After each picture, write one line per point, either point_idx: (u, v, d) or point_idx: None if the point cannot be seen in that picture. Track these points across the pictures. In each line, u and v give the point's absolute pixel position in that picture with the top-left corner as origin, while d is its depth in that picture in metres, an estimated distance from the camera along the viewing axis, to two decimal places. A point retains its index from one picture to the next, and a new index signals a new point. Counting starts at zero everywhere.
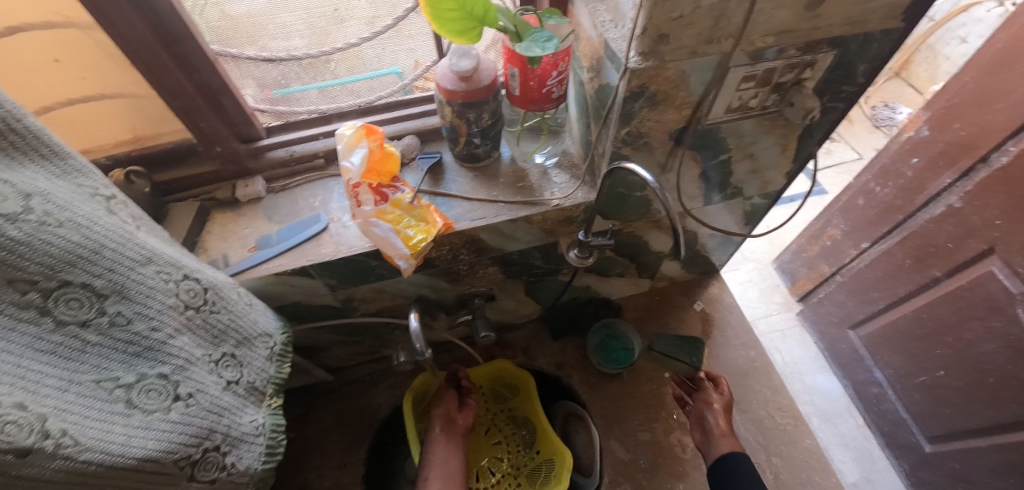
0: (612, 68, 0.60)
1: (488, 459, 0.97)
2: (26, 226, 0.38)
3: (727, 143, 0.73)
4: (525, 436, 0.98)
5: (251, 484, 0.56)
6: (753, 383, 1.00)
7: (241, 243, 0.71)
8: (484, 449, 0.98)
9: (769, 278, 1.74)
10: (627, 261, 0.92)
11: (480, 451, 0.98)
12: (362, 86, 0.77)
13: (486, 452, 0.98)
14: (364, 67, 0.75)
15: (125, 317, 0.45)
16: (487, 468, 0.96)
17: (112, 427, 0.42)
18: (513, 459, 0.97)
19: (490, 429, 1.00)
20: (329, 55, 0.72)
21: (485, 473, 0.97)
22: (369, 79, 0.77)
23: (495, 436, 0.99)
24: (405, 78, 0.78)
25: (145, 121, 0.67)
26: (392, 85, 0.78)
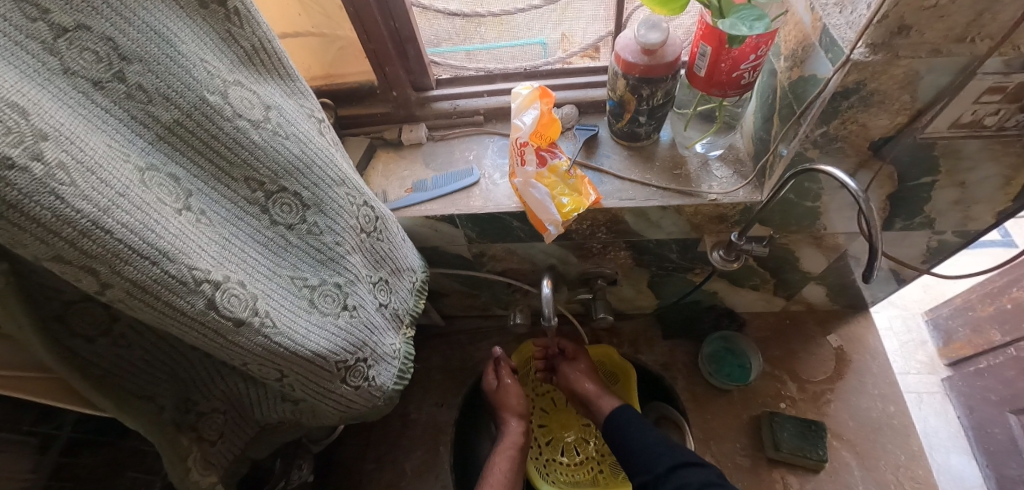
0: (827, 59, 0.52)
1: (575, 437, 1.02)
2: (263, 133, 0.45)
3: (938, 164, 0.62)
4: None
5: (382, 399, 0.62)
6: (885, 441, 0.88)
7: (400, 183, 0.77)
8: (573, 426, 1.04)
9: (915, 331, 1.52)
10: (767, 274, 0.87)
11: (568, 426, 1.04)
12: (505, 53, 0.77)
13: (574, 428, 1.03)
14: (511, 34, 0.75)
15: (319, 227, 0.51)
16: (573, 444, 1.01)
17: (299, 319, 0.47)
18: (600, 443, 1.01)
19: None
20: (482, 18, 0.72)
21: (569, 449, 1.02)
22: (511, 47, 0.76)
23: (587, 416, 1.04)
24: (547, 50, 0.77)
25: (339, 61, 0.74)
26: (534, 55, 0.77)
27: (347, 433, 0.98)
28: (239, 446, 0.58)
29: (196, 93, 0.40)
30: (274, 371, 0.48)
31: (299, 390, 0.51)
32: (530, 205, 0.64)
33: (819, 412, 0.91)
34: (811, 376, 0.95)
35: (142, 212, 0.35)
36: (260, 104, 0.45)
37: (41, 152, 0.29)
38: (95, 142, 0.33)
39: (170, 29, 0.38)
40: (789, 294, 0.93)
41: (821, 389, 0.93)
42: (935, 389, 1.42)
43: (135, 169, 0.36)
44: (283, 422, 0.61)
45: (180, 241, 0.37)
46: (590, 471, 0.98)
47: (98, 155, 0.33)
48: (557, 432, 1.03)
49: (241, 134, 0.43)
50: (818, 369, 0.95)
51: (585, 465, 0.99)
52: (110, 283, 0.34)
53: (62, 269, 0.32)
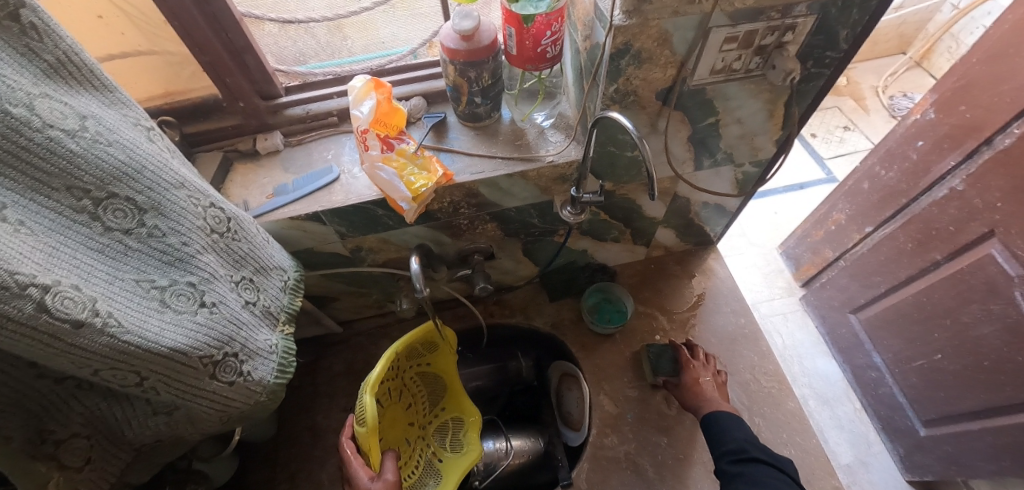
0: (601, 27, 0.64)
1: (405, 429, 0.90)
2: (82, 142, 0.46)
3: (712, 107, 0.77)
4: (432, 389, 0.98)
5: (266, 394, 0.63)
6: (741, 348, 1.04)
7: (260, 190, 0.77)
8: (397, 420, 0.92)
9: (773, 263, 1.76)
10: (621, 226, 0.98)
11: (396, 427, 0.87)
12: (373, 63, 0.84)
13: (402, 430, 0.89)
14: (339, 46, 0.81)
15: (162, 230, 0.52)
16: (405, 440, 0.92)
17: (147, 318, 0.48)
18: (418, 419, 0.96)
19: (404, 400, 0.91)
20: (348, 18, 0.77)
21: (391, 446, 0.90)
22: (380, 57, 0.83)
23: (405, 401, 0.92)
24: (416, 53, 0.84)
25: (177, 77, 0.73)
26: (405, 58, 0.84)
27: (254, 460, 0.95)
28: (111, 470, 0.57)
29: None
30: (130, 374, 0.48)
31: (165, 393, 0.52)
32: (382, 187, 0.68)
33: (688, 336, 1.06)
34: (678, 308, 1.09)
35: None
36: (73, 114, 0.46)
37: None
38: None
39: None
40: (646, 241, 1.07)
41: (687, 317, 1.08)
42: (796, 308, 1.67)
43: None
44: (160, 440, 0.61)
45: None
46: (425, 454, 0.92)
47: None
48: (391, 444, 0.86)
49: (55, 143, 0.44)
50: (684, 301, 1.10)
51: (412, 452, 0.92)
52: None
53: None
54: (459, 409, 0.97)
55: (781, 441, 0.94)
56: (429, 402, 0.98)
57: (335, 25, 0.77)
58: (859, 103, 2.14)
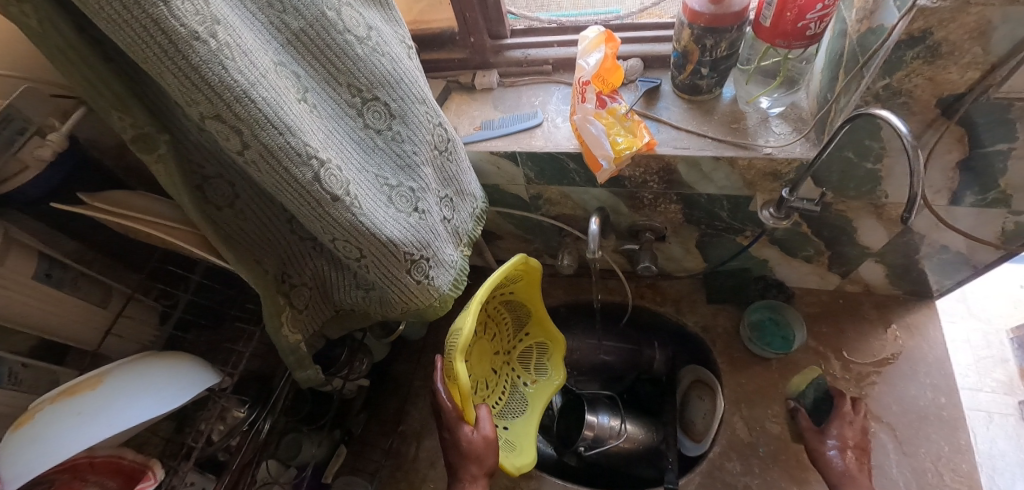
0: (894, 7, 0.53)
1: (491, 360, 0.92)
2: (365, 48, 0.54)
3: (1015, 129, 0.59)
4: (517, 317, 0.97)
5: (438, 300, 0.70)
6: (930, 430, 0.85)
7: (470, 121, 0.84)
8: (485, 353, 0.92)
9: (997, 347, 1.38)
10: (821, 245, 0.86)
11: (482, 360, 0.90)
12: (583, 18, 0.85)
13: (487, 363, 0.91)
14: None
15: (400, 137, 0.60)
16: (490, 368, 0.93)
17: (378, 208, 0.57)
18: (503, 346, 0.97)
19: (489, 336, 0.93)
20: None
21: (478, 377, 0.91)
22: (588, 15, 0.84)
23: (491, 331, 0.93)
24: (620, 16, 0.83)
25: (429, 8, 0.83)
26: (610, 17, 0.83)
27: (400, 353, 1.10)
28: (318, 321, 0.71)
29: (319, 8, 0.49)
30: (356, 250, 0.57)
31: (373, 274, 0.61)
32: (586, 141, 0.69)
33: (861, 392, 0.90)
34: (858, 357, 0.93)
35: (274, 92, 0.45)
36: (364, 24, 0.54)
37: (215, 32, 0.39)
38: (247, 35, 0.44)
39: None
40: (844, 271, 0.91)
41: (866, 371, 0.92)
42: (1009, 411, 1.30)
43: (270, 62, 0.46)
44: (354, 309, 0.73)
45: (298, 121, 0.47)
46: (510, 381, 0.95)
47: (249, 45, 0.44)
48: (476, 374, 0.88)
49: (348, 47, 0.53)
50: (868, 352, 0.93)
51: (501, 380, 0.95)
52: (250, 146, 0.45)
53: (220, 129, 0.43)
54: (544, 335, 0.97)
55: None
56: (514, 327, 0.98)
57: None
58: None
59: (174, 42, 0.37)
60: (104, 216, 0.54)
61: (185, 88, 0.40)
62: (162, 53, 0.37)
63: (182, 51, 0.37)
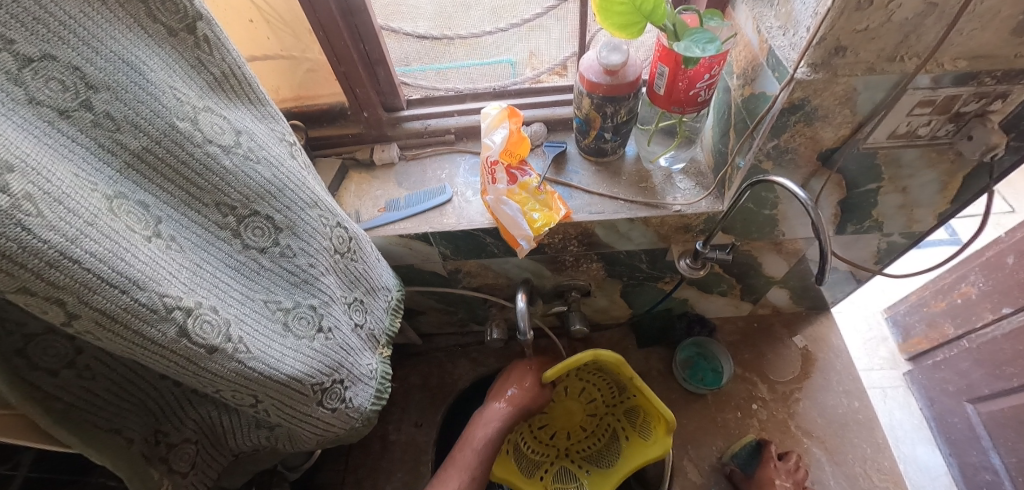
0: (774, 78, 0.56)
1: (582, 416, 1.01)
2: (235, 158, 0.46)
3: (878, 172, 0.66)
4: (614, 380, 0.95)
5: (360, 420, 0.61)
6: (852, 435, 0.92)
7: (372, 203, 0.76)
8: (576, 412, 1.01)
9: (876, 329, 1.57)
10: (733, 280, 0.90)
11: (571, 416, 1.01)
12: (475, 72, 0.79)
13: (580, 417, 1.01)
14: (480, 53, 0.77)
15: (292, 250, 0.51)
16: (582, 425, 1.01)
17: (271, 343, 0.47)
18: (604, 398, 0.99)
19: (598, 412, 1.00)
20: (451, 39, 0.74)
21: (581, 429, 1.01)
22: (480, 66, 0.78)
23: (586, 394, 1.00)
24: (517, 69, 0.79)
25: (311, 83, 0.74)
26: (504, 74, 0.79)
27: (325, 459, 0.96)
28: (210, 475, 0.58)
29: (165, 121, 0.41)
30: (248, 397, 0.47)
31: (275, 416, 0.51)
32: (502, 221, 0.65)
33: (790, 411, 0.95)
34: (780, 376, 0.98)
35: (109, 240, 0.35)
36: (231, 129, 0.46)
37: (6, 182, 0.29)
38: (62, 172, 0.34)
39: (138, 58, 0.39)
40: (755, 298, 0.97)
41: (790, 388, 0.97)
42: (898, 383, 1.48)
43: (102, 198, 0.36)
44: (257, 449, 0.61)
45: (148, 267, 0.38)
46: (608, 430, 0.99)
47: (65, 185, 0.34)
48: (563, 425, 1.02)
49: (211, 159, 0.44)
50: (787, 369, 0.99)
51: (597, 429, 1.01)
52: (78, 313, 0.34)
53: (29, 301, 0.32)
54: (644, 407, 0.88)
55: None
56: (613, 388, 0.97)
57: (437, 42, 0.74)
58: None
59: None
60: None
61: None
62: None
63: None
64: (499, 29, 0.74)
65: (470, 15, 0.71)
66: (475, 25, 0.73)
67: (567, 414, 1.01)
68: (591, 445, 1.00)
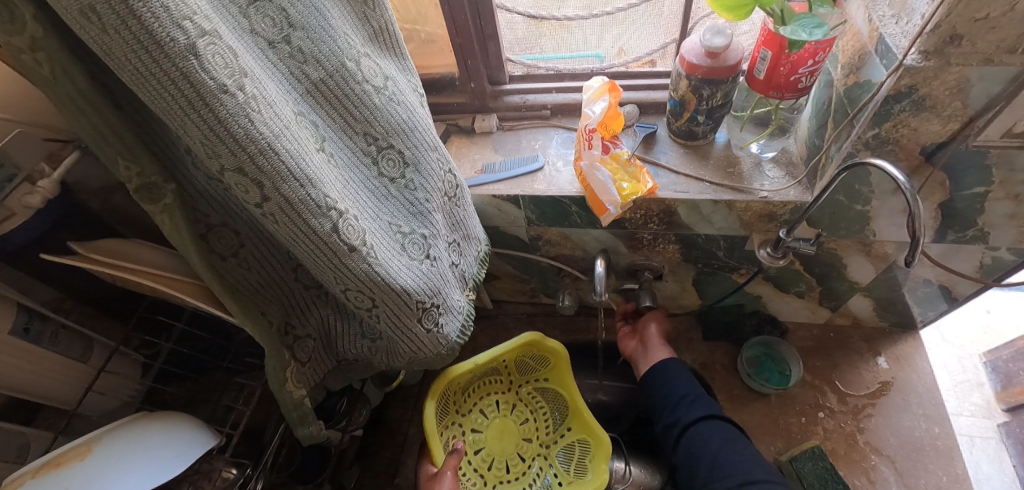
0: (881, 65, 0.56)
1: (508, 422, 1.05)
2: (382, 98, 0.55)
3: (991, 174, 0.64)
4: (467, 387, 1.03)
5: (446, 348, 0.68)
6: (928, 462, 0.87)
7: (470, 164, 0.84)
8: (506, 423, 1.05)
9: (970, 372, 1.39)
10: (813, 281, 0.88)
11: (505, 437, 1.04)
12: (564, 62, 0.86)
13: (510, 422, 1.05)
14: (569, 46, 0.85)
15: (414, 184, 0.60)
16: (519, 419, 1.05)
17: (391, 257, 0.55)
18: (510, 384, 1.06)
19: (514, 410, 1.06)
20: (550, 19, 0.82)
21: (521, 422, 1.05)
22: (571, 58, 0.86)
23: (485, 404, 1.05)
24: (605, 62, 0.85)
25: (427, 55, 0.84)
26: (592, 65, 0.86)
27: (395, 398, 1.05)
28: (320, 373, 0.68)
29: (338, 59, 0.50)
30: (368, 300, 0.56)
31: (383, 324, 0.59)
32: (592, 186, 0.70)
33: (859, 425, 0.91)
34: (852, 390, 0.95)
35: (295, 143, 0.44)
36: (381, 74, 0.55)
37: (242, 85, 0.39)
38: (269, 87, 0.44)
39: (325, 7, 0.49)
40: (834, 305, 0.94)
41: (862, 403, 0.93)
42: (989, 434, 1.29)
43: (291, 113, 0.46)
44: (356, 360, 0.70)
45: (317, 171, 0.47)
46: (528, 403, 1.06)
47: (272, 96, 0.43)
48: (509, 450, 1.03)
49: (365, 96, 0.53)
50: (861, 384, 0.95)
51: (529, 405, 1.06)
52: (269, 197, 0.44)
53: (239, 181, 0.42)
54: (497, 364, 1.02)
55: None
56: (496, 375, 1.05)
57: (535, 23, 0.83)
58: None
59: (202, 96, 0.36)
60: (98, 268, 0.52)
61: (208, 141, 0.39)
62: (189, 106, 0.37)
63: (209, 105, 0.37)
64: (592, 17, 0.82)
65: (566, 4, 0.81)
66: (567, 12, 0.81)
67: (498, 437, 1.04)
68: (543, 424, 1.05)
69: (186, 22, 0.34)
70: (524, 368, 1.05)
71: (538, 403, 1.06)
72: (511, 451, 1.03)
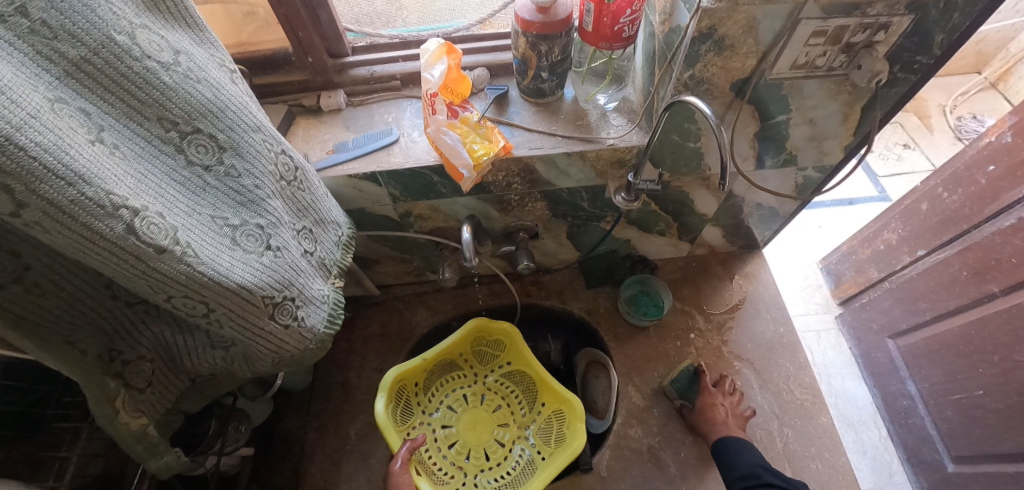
0: (686, 9, 0.61)
1: (481, 411, 1.05)
2: (175, 76, 0.47)
3: (787, 102, 0.74)
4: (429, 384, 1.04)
5: (314, 341, 0.65)
6: (777, 357, 1.02)
7: (321, 145, 0.78)
8: (479, 412, 1.05)
9: (813, 277, 1.65)
10: (670, 218, 0.97)
11: (479, 427, 1.04)
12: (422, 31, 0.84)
13: (483, 411, 1.05)
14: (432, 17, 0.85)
15: (237, 171, 0.54)
16: (493, 407, 1.06)
17: (220, 253, 0.50)
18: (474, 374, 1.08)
19: (484, 399, 1.06)
20: None
21: (497, 409, 1.06)
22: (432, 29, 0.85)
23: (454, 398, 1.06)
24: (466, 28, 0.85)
25: (252, 30, 0.75)
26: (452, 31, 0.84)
27: (288, 407, 0.99)
28: (171, 396, 0.62)
29: (103, 32, 0.41)
30: (200, 305, 0.50)
31: (228, 328, 0.54)
32: (444, 152, 0.69)
33: (724, 338, 1.04)
34: (715, 309, 1.07)
35: (54, 135, 0.36)
36: (170, 48, 0.47)
37: None
38: (1, 67, 0.35)
39: None
40: (692, 237, 1.05)
41: (723, 318, 1.06)
42: (831, 326, 1.55)
43: (43, 99, 0.37)
44: (213, 373, 0.65)
45: (94, 166, 0.39)
46: (498, 388, 1.07)
47: (8, 80, 0.34)
48: (486, 439, 1.03)
49: (151, 74, 0.45)
50: (722, 303, 1.08)
51: (497, 391, 1.07)
52: (26, 203, 0.36)
53: None
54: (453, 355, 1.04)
55: (808, 454, 0.92)
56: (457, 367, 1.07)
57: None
58: (924, 121, 2.03)
59: None
60: None
61: None
62: None
63: None
64: None
65: None
66: None
67: (472, 428, 1.03)
68: (517, 406, 1.05)
69: None
70: (485, 356, 1.07)
71: (507, 388, 1.07)
72: (489, 439, 1.02)
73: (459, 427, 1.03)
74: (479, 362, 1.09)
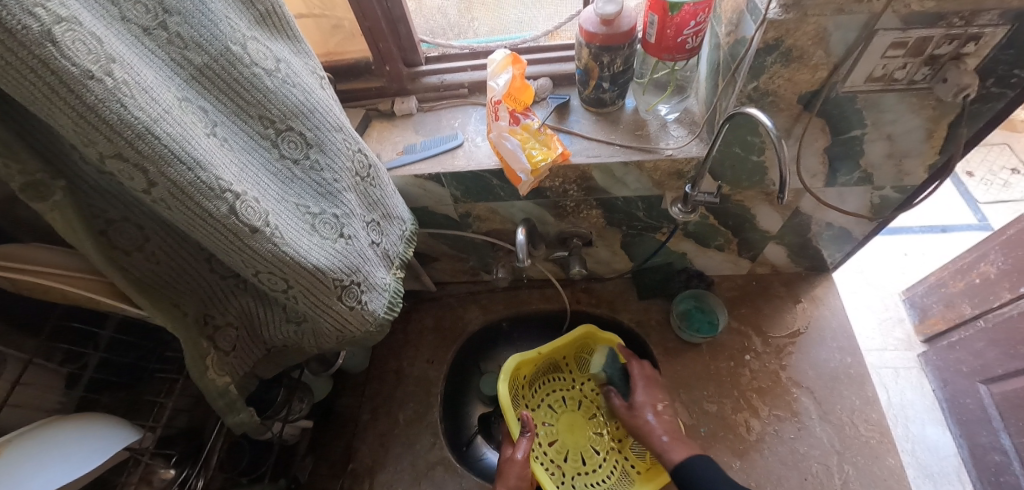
0: (751, 21, 0.61)
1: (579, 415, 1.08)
2: (276, 81, 0.55)
3: (863, 117, 0.70)
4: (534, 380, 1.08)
5: (374, 325, 0.70)
6: (842, 389, 0.95)
7: (392, 147, 0.85)
8: (577, 416, 1.08)
9: (894, 309, 1.51)
10: (729, 233, 0.94)
11: (576, 431, 1.07)
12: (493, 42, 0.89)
13: (581, 415, 1.08)
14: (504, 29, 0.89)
15: (320, 165, 0.61)
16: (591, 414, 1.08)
17: (301, 237, 0.56)
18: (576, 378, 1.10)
19: (582, 404, 1.09)
20: None
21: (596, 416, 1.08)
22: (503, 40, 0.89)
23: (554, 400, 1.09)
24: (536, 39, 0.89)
25: (340, 41, 0.83)
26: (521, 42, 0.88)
27: (346, 388, 1.06)
28: (249, 362, 0.70)
29: (222, 43, 0.49)
30: (281, 281, 0.56)
31: (303, 305, 0.60)
32: (504, 156, 0.72)
33: (782, 363, 0.99)
34: (775, 331, 1.02)
35: (180, 128, 0.44)
36: (273, 57, 0.55)
37: (111, 70, 0.38)
38: (146, 72, 0.43)
39: None
40: (752, 255, 1.01)
41: (783, 342, 1.01)
42: (911, 364, 1.41)
43: (174, 98, 0.45)
44: (285, 345, 0.72)
45: (208, 155, 0.46)
46: (595, 395, 1.09)
47: (149, 82, 0.42)
48: (582, 444, 1.06)
49: (257, 79, 0.53)
50: (783, 326, 1.03)
51: (595, 399, 1.09)
52: (157, 182, 0.43)
53: (122, 168, 0.41)
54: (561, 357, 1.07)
55: None
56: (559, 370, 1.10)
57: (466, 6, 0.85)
58: None
59: (65, 83, 0.35)
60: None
61: (80, 128, 0.38)
62: (52, 93, 0.35)
63: (74, 91, 0.36)
64: None
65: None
66: None
67: (570, 431, 1.07)
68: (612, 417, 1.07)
69: (35, 7, 0.33)
70: (585, 363, 1.08)
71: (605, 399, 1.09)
72: (585, 444, 1.05)
73: (556, 427, 1.07)
74: (580, 368, 1.11)
